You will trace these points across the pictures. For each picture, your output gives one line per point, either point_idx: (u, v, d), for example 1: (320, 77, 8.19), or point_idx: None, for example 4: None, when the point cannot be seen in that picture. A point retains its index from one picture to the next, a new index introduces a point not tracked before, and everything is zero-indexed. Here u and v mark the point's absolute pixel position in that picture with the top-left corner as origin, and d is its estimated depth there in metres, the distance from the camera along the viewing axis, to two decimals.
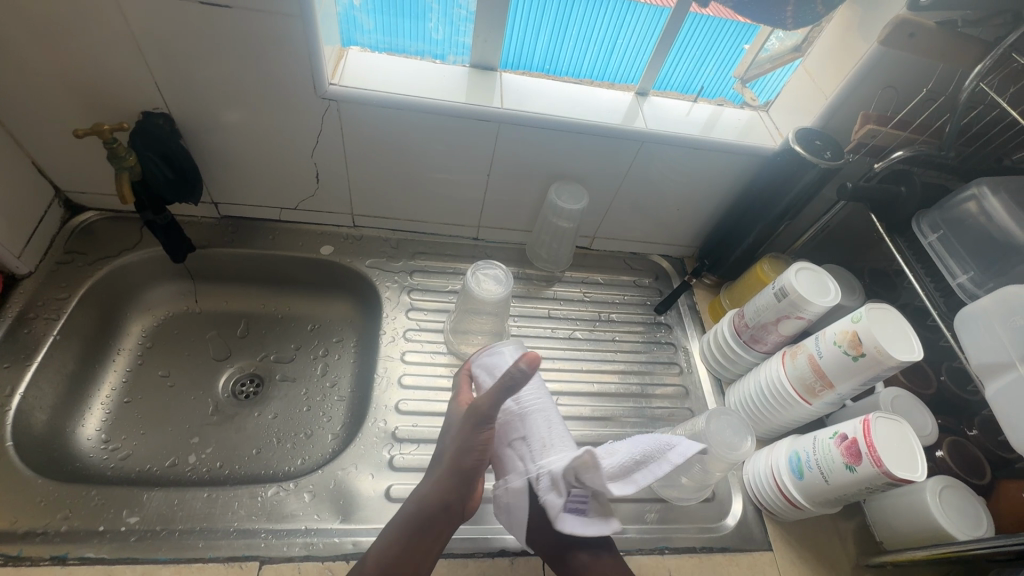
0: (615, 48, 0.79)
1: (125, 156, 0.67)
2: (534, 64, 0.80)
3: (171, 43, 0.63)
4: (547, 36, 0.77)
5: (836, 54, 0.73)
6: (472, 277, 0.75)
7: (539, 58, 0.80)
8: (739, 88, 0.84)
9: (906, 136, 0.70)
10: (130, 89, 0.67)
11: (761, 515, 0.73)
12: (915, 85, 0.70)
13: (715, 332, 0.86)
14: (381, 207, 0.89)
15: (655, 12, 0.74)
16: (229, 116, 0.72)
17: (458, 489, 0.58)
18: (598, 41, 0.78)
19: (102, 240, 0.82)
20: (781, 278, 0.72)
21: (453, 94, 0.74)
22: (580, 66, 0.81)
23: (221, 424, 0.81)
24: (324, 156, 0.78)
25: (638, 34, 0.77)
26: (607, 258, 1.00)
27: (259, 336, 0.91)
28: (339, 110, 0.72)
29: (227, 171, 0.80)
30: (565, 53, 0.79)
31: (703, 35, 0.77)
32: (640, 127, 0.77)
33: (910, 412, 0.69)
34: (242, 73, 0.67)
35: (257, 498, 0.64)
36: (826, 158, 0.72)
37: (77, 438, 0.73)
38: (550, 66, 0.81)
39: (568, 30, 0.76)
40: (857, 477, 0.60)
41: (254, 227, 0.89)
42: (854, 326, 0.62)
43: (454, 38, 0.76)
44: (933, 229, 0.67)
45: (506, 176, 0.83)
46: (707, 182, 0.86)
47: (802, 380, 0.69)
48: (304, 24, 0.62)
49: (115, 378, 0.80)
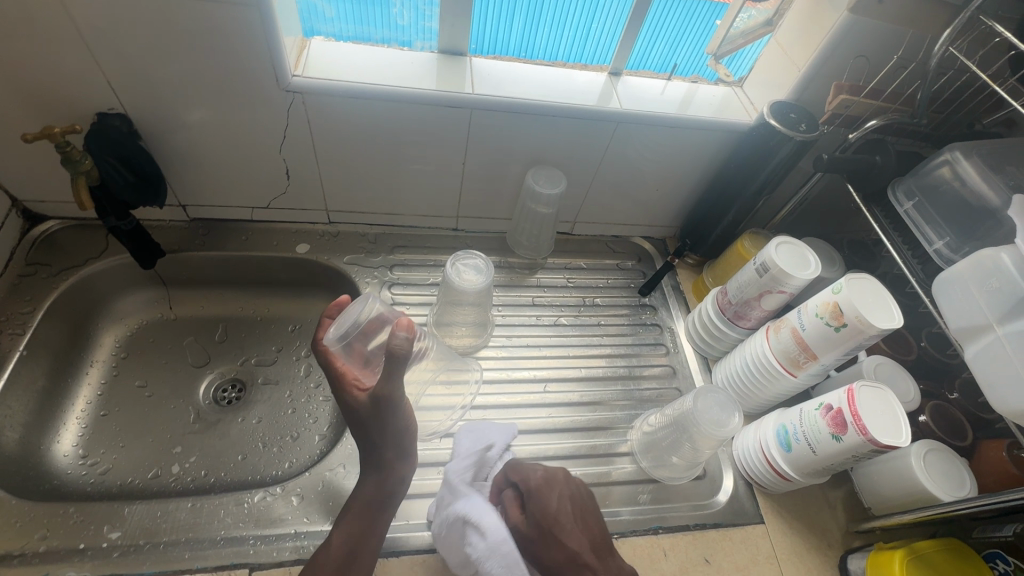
0: (591, 31, 0.78)
1: (80, 160, 0.65)
2: (510, 49, 0.79)
3: (121, 39, 0.60)
4: (524, 19, 0.75)
5: (806, 25, 0.72)
6: (452, 269, 0.74)
7: (515, 43, 0.78)
8: (712, 65, 0.84)
9: (878, 105, 0.70)
10: (81, 90, 0.64)
11: (752, 489, 0.74)
12: (885, 54, 0.70)
13: (700, 311, 0.85)
14: (356, 202, 0.87)
15: None
16: (189, 113, 0.69)
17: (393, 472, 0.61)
18: (574, 25, 0.77)
19: (66, 250, 0.79)
20: (761, 253, 0.72)
21: (423, 81, 0.72)
22: (559, 48, 0.79)
23: (204, 431, 0.79)
24: (292, 152, 0.76)
25: (617, 9, 0.75)
26: (590, 243, 1.00)
27: (238, 340, 0.89)
28: (304, 103, 0.69)
29: (193, 172, 0.77)
30: (541, 36, 0.77)
31: (677, 13, 0.77)
32: (614, 108, 0.76)
33: (894, 379, 0.70)
34: (200, 68, 0.64)
35: (243, 504, 0.63)
36: (801, 131, 0.72)
37: (52, 455, 0.71)
38: (526, 51, 0.79)
39: (545, 12, 0.74)
40: (843, 446, 0.60)
41: (226, 228, 0.86)
42: (834, 298, 0.62)
43: (420, 24, 0.74)
44: (909, 197, 0.68)
45: (482, 164, 0.82)
46: (685, 160, 0.85)
47: (786, 353, 0.69)
48: (261, 14, 0.60)
49: (90, 391, 0.78)
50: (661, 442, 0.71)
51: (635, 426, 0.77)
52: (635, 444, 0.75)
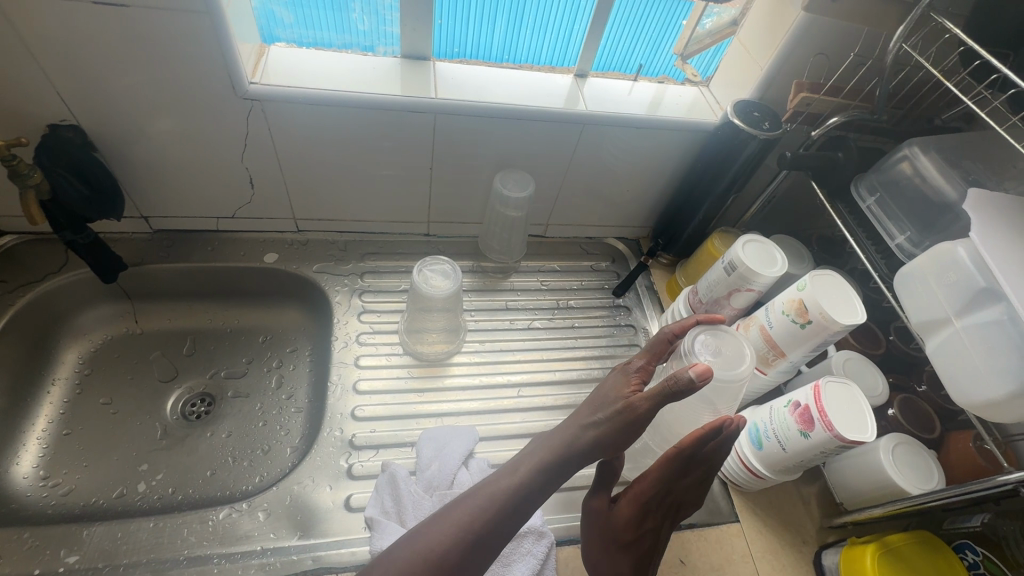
0: (573, 34, 0.78)
1: (28, 174, 0.62)
2: (493, 54, 0.79)
3: (69, 50, 0.59)
4: (504, 25, 0.75)
5: (767, 25, 0.73)
6: (420, 275, 0.73)
7: (498, 47, 0.78)
8: (679, 65, 0.85)
9: (839, 102, 0.70)
10: (29, 102, 0.63)
11: (727, 488, 0.74)
12: (843, 52, 0.71)
13: (673, 311, 0.85)
14: (324, 209, 0.86)
15: None
16: (144, 122, 0.68)
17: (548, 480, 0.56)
18: (555, 29, 0.77)
19: (23, 265, 0.77)
20: (729, 252, 0.72)
21: (384, 87, 0.71)
22: (540, 54, 0.80)
23: (171, 448, 0.77)
24: (255, 160, 0.75)
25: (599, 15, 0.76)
26: (564, 245, 0.99)
27: (207, 352, 0.87)
28: (264, 110, 0.68)
29: (153, 183, 0.76)
30: (524, 41, 0.78)
31: (661, 16, 0.78)
32: (580, 110, 0.76)
33: (862, 373, 0.70)
34: (153, 77, 0.63)
35: (208, 522, 0.62)
36: (765, 129, 0.72)
37: (11, 477, 0.69)
38: (509, 54, 0.79)
39: (524, 17, 0.75)
40: (811, 443, 0.60)
41: (191, 240, 0.85)
42: (799, 295, 0.63)
43: (380, 29, 0.73)
44: (871, 193, 0.68)
45: (450, 169, 0.81)
46: (654, 160, 0.85)
47: (756, 351, 0.69)
48: (213, 21, 0.59)
49: (52, 410, 0.76)
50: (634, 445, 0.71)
51: None
52: None
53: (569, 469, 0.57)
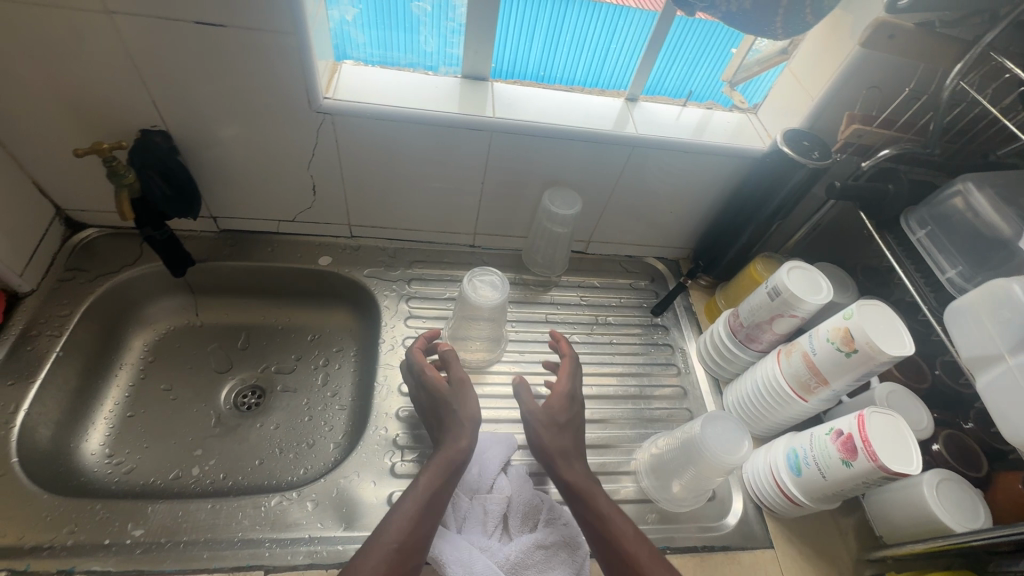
0: (609, 54, 0.80)
1: (124, 174, 0.69)
2: (529, 71, 0.81)
3: (168, 63, 0.65)
4: (542, 43, 0.78)
5: (821, 59, 0.74)
6: (469, 285, 0.76)
7: (534, 64, 0.81)
8: (728, 92, 0.85)
9: (892, 134, 0.71)
10: (127, 108, 0.69)
11: (762, 513, 0.74)
12: (898, 85, 0.71)
13: (712, 333, 0.86)
14: (378, 217, 0.90)
15: (647, 16, 0.76)
16: (224, 129, 0.73)
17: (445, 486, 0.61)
18: (591, 46, 0.79)
19: (103, 256, 0.83)
20: (773, 277, 0.73)
21: (446, 104, 0.75)
22: (576, 72, 0.82)
23: (224, 435, 0.81)
24: (320, 169, 0.80)
25: (634, 33, 0.78)
26: (603, 262, 1.01)
27: (260, 347, 0.92)
28: (334, 123, 0.73)
29: (225, 186, 0.81)
30: (559, 62, 0.81)
31: (698, 35, 0.78)
32: (630, 133, 0.78)
33: (906, 406, 0.70)
34: (238, 89, 0.68)
35: (261, 507, 0.65)
36: (814, 158, 0.73)
37: (81, 453, 0.74)
38: (544, 72, 0.82)
39: (561, 37, 0.77)
40: (853, 472, 0.60)
41: (253, 240, 0.90)
42: (845, 323, 0.63)
43: (444, 50, 0.78)
44: (921, 226, 0.68)
45: (500, 184, 0.85)
46: (699, 184, 0.87)
47: (797, 377, 0.70)
48: (298, 41, 0.64)
49: (118, 392, 0.81)
50: (667, 464, 0.71)
51: (643, 446, 0.78)
52: (640, 464, 0.76)
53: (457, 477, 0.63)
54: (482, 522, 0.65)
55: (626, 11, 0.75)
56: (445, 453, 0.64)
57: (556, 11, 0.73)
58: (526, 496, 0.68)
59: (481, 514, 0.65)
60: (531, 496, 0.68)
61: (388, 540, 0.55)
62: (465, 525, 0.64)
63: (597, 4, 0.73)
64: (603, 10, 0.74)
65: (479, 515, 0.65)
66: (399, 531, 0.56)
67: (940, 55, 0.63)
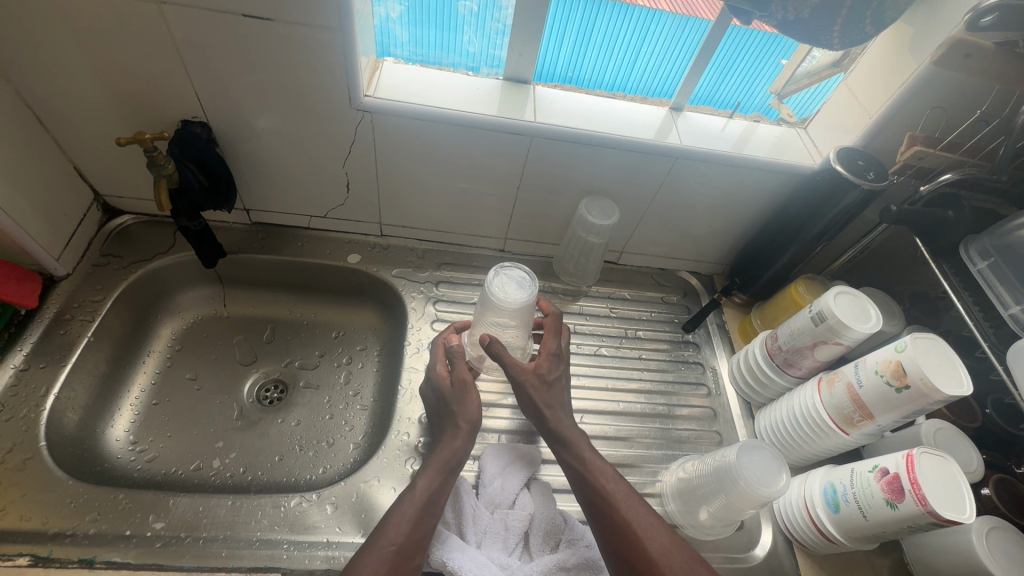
0: (639, 56, 0.77)
1: (164, 165, 0.69)
2: (557, 69, 0.79)
3: (213, 55, 0.64)
4: (572, 43, 0.75)
5: (880, 74, 0.71)
6: (494, 281, 0.71)
7: (562, 63, 0.78)
8: (773, 104, 0.82)
9: (955, 158, 0.67)
10: (170, 98, 0.69)
11: (792, 547, 0.70)
12: (965, 107, 0.67)
13: (747, 354, 0.83)
14: (409, 217, 0.89)
15: (681, 21, 0.72)
16: (263, 123, 0.73)
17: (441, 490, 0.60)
18: (622, 49, 0.76)
19: (137, 243, 0.84)
20: (819, 302, 0.70)
21: (487, 107, 0.73)
22: (604, 72, 0.79)
23: (246, 429, 0.81)
24: (355, 166, 0.79)
25: (665, 37, 0.74)
26: (634, 274, 0.99)
27: (285, 342, 0.91)
28: (373, 122, 0.72)
29: (261, 179, 0.81)
30: (588, 60, 0.78)
31: (732, 43, 0.74)
32: (673, 144, 0.75)
33: (955, 446, 0.66)
34: (279, 84, 0.68)
35: (280, 508, 0.64)
36: (869, 179, 0.69)
37: (106, 439, 0.74)
38: (573, 71, 0.79)
39: (592, 37, 0.74)
40: (898, 514, 0.57)
41: (283, 234, 0.90)
42: (897, 356, 0.60)
43: (487, 51, 0.76)
44: (983, 256, 0.64)
45: (536, 190, 0.83)
46: (742, 199, 0.84)
47: (839, 409, 0.66)
48: (342, 37, 0.63)
49: (145, 379, 0.81)
50: (697, 490, 0.68)
51: (671, 468, 0.75)
52: (667, 486, 0.73)
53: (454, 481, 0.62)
54: (502, 538, 0.64)
55: (660, 14, 0.71)
56: (438, 457, 0.63)
57: (587, 12, 0.71)
58: (548, 514, 0.66)
59: (501, 530, 0.64)
60: (552, 514, 0.66)
61: (387, 542, 0.54)
62: (484, 541, 0.63)
63: (630, 7, 0.70)
64: (635, 14, 0.71)
65: (498, 531, 0.64)
66: (398, 532, 0.55)
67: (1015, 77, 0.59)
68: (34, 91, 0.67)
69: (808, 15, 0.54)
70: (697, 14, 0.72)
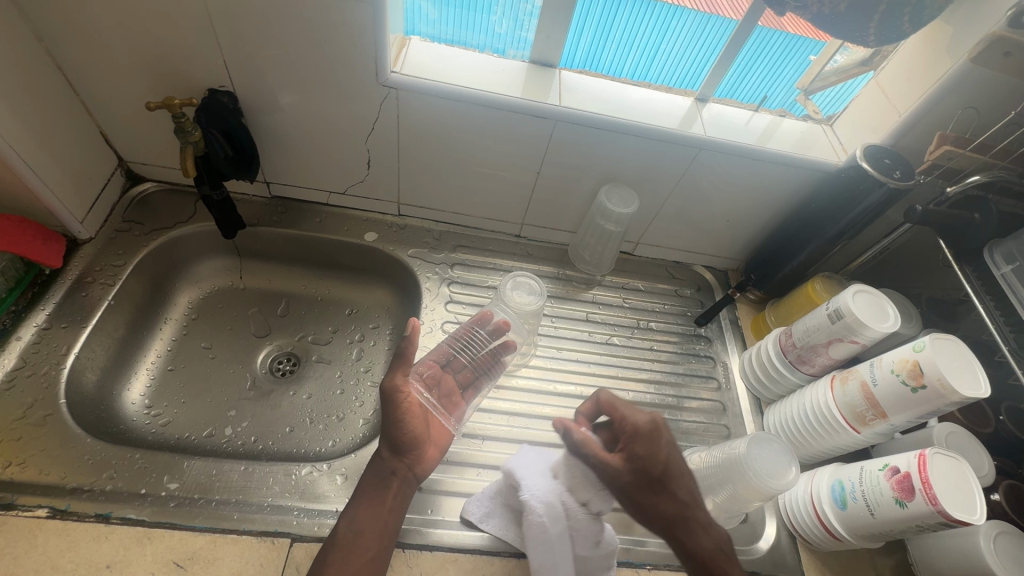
0: (659, 53, 0.77)
1: (191, 132, 0.69)
2: (576, 58, 0.78)
3: (242, 25, 0.64)
4: (591, 36, 0.75)
5: (914, 73, 0.70)
6: (509, 287, 0.78)
7: (582, 54, 0.78)
8: (801, 100, 0.81)
9: (985, 160, 0.66)
10: (199, 67, 0.69)
11: (796, 542, 0.71)
12: (999, 108, 0.66)
13: (759, 350, 0.83)
14: (428, 197, 0.89)
15: (702, 18, 0.72)
16: (289, 97, 0.73)
17: (378, 534, 0.59)
18: (642, 45, 0.76)
19: (158, 211, 0.84)
20: (837, 299, 0.70)
21: (512, 89, 0.73)
22: (623, 66, 0.79)
23: (258, 399, 0.82)
24: (378, 144, 0.79)
25: (685, 36, 0.74)
26: (649, 265, 0.99)
27: (298, 316, 0.92)
28: (398, 99, 0.72)
29: (283, 153, 0.81)
30: (608, 53, 0.78)
31: (753, 46, 0.74)
32: (697, 134, 0.75)
33: (967, 450, 0.66)
34: (307, 57, 0.68)
35: (291, 475, 0.66)
36: (896, 178, 0.68)
37: (122, 401, 0.76)
38: (591, 65, 0.79)
39: (613, 32, 0.75)
40: (907, 513, 0.57)
41: (303, 209, 0.90)
42: (915, 355, 0.60)
43: (516, 33, 0.76)
44: (1008, 261, 0.63)
45: (556, 175, 0.83)
46: (762, 194, 0.83)
47: (852, 407, 0.66)
48: (373, 11, 0.63)
49: (161, 346, 0.83)
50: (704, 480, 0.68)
51: None
52: None
53: (395, 516, 0.61)
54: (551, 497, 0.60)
55: (682, 11, 0.71)
56: (372, 497, 0.61)
57: (607, 9, 0.71)
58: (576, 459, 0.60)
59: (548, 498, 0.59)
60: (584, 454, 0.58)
61: None
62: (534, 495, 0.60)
63: (651, 4, 0.70)
64: (657, 10, 0.71)
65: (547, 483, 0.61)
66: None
67: None
68: (65, 52, 0.67)
69: (845, 10, 0.53)
70: (718, 12, 0.72)
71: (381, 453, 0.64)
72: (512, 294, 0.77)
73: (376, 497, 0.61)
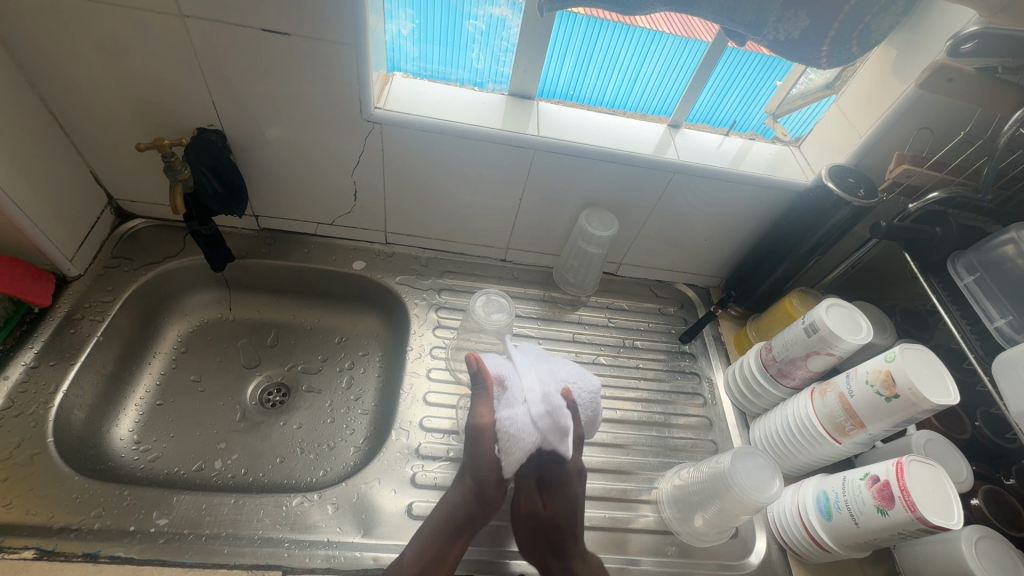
0: (638, 77, 0.80)
1: (180, 169, 0.70)
2: (557, 91, 0.82)
3: (231, 68, 0.67)
4: (572, 65, 0.79)
5: (870, 95, 0.74)
6: (480, 307, 0.80)
7: (563, 85, 0.81)
8: (770, 123, 0.85)
9: (942, 177, 0.70)
10: (189, 108, 0.72)
11: (786, 555, 0.71)
12: (951, 128, 0.71)
13: (742, 364, 0.85)
14: (414, 225, 0.91)
15: (679, 45, 0.75)
16: (274, 133, 0.75)
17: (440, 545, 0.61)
18: (622, 69, 0.79)
19: (148, 247, 0.86)
20: (811, 313, 0.72)
21: (491, 120, 0.76)
22: (604, 93, 0.82)
23: (248, 431, 0.82)
24: (363, 175, 0.81)
25: (664, 60, 0.77)
26: (632, 285, 1.01)
27: (288, 345, 0.93)
28: (381, 133, 0.75)
29: (271, 186, 0.83)
30: (589, 80, 0.81)
31: (729, 71, 0.78)
32: (671, 159, 0.78)
33: (945, 457, 0.67)
34: (293, 95, 0.70)
35: (282, 507, 0.65)
36: (860, 196, 0.72)
37: (111, 437, 0.75)
38: (574, 93, 0.82)
39: (593, 61, 0.78)
40: (889, 521, 0.59)
41: (291, 240, 0.92)
42: (887, 366, 0.62)
43: (494, 67, 0.79)
44: (970, 271, 0.66)
45: (537, 201, 0.85)
46: (737, 214, 0.86)
47: (832, 418, 0.68)
48: (357, 52, 0.66)
49: (150, 380, 0.83)
50: (691, 496, 0.69)
51: (666, 475, 0.75)
52: (662, 494, 0.74)
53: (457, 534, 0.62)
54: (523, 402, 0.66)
55: (660, 36, 0.74)
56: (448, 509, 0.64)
57: (587, 37, 0.74)
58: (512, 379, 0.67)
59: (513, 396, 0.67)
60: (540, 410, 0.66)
61: None
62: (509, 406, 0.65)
63: (631, 30, 0.72)
64: (635, 35, 0.73)
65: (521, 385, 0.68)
66: None
67: (995, 101, 0.62)
68: (57, 95, 0.69)
69: (798, 36, 0.57)
70: (695, 37, 0.74)
71: (460, 496, 0.64)
72: (481, 311, 0.80)
73: (449, 543, 0.62)
